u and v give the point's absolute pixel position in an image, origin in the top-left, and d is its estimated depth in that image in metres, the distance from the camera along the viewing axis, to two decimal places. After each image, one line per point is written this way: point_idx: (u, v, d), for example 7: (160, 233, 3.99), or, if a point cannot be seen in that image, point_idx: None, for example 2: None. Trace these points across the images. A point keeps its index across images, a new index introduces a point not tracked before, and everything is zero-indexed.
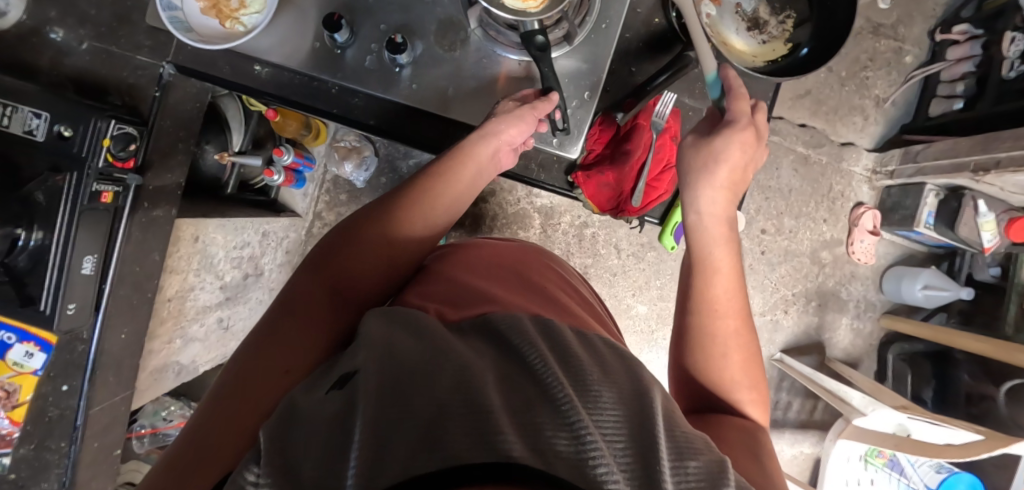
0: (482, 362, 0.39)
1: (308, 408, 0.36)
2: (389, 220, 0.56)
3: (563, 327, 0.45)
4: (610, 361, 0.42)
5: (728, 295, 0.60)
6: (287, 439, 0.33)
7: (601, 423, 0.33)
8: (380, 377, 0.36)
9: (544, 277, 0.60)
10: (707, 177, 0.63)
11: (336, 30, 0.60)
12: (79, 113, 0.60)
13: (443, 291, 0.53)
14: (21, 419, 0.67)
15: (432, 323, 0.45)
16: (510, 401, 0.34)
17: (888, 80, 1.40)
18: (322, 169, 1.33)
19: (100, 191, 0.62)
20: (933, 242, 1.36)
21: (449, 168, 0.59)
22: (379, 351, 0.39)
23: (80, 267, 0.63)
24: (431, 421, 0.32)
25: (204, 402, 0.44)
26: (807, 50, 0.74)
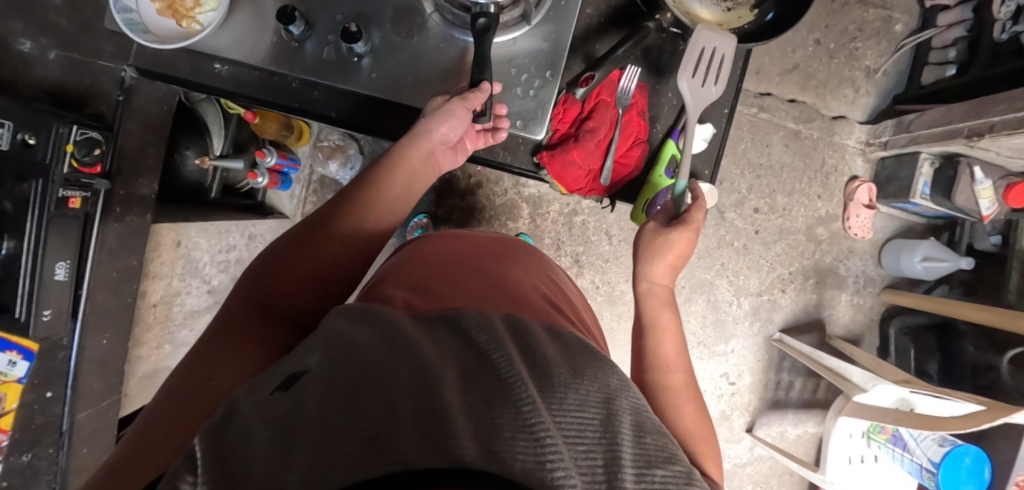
0: (445, 360, 0.33)
1: (246, 406, 0.28)
2: (321, 234, 0.55)
3: (536, 329, 0.42)
4: (582, 362, 0.38)
5: (675, 353, 0.63)
6: (225, 430, 0.26)
7: (564, 426, 0.29)
8: (334, 371, 0.30)
9: (514, 271, 0.56)
10: (658, 255, 0.69)
11: (290, 23, 0.59)
12: (40, 120, 0.60)
13: (404, 286, 0.49)
14: (8, 427, 0.67)
15: (401, 318, 0.39)
16: (473, 401, 0.29)
17: (878, 50, 1.36)
18: (308, 170, 1.32)
19: (68, 196, 0.62)
20: (931, 213, 1.33)
21: (379, 176, 0.59)
22: (331, 345, 0.33)
23: (53, 273, 0.63)
24: (381, 423, 0.26)
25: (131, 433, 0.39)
26: (772, 16, 0.72)
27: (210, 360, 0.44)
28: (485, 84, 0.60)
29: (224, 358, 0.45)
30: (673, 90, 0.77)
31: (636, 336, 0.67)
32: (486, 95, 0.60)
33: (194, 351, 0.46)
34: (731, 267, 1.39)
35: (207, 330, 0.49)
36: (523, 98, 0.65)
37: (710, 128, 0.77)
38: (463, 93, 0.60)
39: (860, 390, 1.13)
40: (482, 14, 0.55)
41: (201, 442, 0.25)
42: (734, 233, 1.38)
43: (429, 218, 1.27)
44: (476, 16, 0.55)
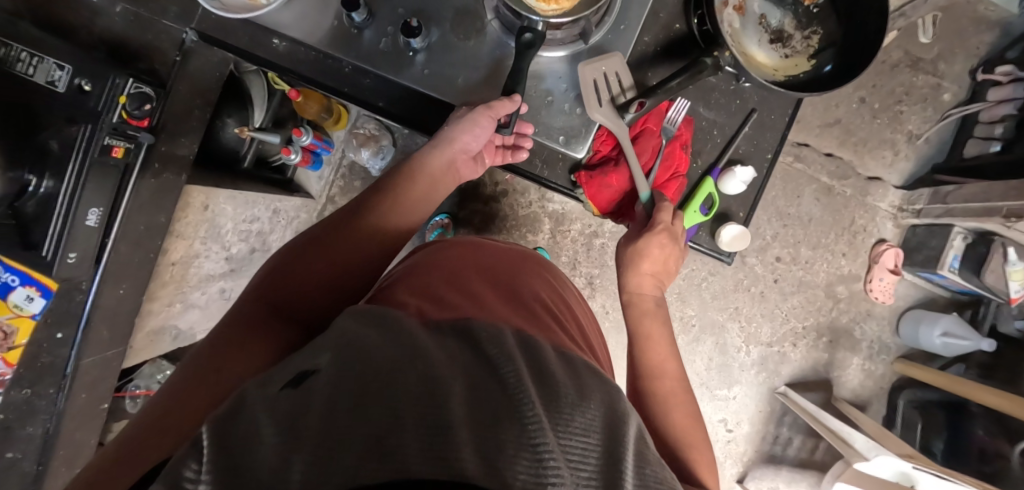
0: (453, 366, 0.32)
1: (252, 400, 0.27)
2: (339, 232, 0.55)
3: (546, 345, 0.40)
4: (590, 382, 0.37)
5: (663, 358, 0.63)
6: (230, 424, 0.25)
7: (567, 449, 0.28)
8: (342, 372, 0.29)
9: (528, 284, 0.55)
10: (636, 268, 0.68)
11: (354, 9, 0.60)
12: (100, 70, 0.62)
13: (416, 286, 0.48)
14: (15, 361, 0.68)
15: (411, 318, 0.38)
16: (477, 413, 0.28)
17: (922, 116, 1.35)
18: (339, 154, 1.36)
19: (112, 145, 0.63)
20: (957, 288, 1.30)
21: (405, 181, 0.60)
22: (339, 342, 0.33)
23: (85, 218, 0.64)
24: (381, 428, 0.25)
25: (137, 418, 0.39)
26: (831, 68, 0.68)
27: (219, 352, 0.44)
28: (514, 96, 0.59)
29: (231, 347, 0.44)
30: (717, 127, 0.74)
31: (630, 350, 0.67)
32: (514, 105, 0.59)
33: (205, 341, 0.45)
34: (745, 313, 1.37)
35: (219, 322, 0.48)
36: (567, 115, 0.65)
37: (753, 171, 0.73)
38: (490, 101, 0.59)
39: (862, 458, 1.10)
40: (529, 29, 0.56)
41: (208, 434, 0.25)
42: (752, 279, 1.36)
43: (450, 219, 1.27)
44: (523, 30, 0.57)
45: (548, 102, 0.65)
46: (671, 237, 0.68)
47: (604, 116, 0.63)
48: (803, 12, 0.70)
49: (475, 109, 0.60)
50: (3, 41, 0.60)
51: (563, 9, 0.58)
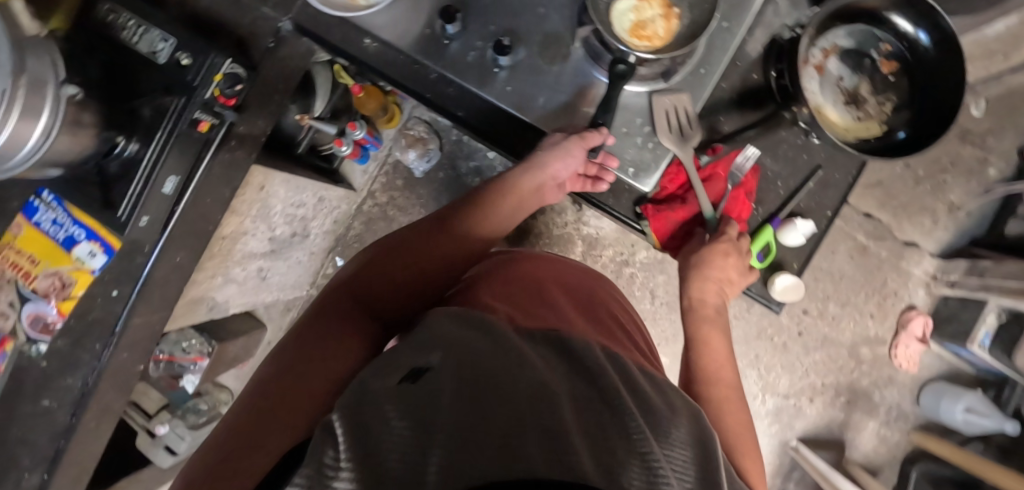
0: (554, 376, 0.34)
1: (376, 392, 0.30)
2: (423, 241, 0.62)
3: (630, 364, 0.41)
4: (678, 405, 0.37)
5: (720, 366, 0.64)
6: (361, 413, 0.27)
7: (673, 461, 0.29)
8: (457, 373, 0.31)
9: (601, 299, 0.57)
10: (700, 276, 0.68)
11: (449, 21, 0.63)
12: (202, 47, 0.64)
13: (496, 293, 0.50)
14: (67, 311, 0.73)
15: (505, 325, 0.40)
16: (586, 421, 0.29)
17: (966, 188, 1.34)
18: (386, 151, 1.39)
19: (199, 120, 0.65)
20: (985, 366, 1.28)
21: (490, 199, 0.67)
22: (448, 346, 0.35)
23: (163, 185, 0.67)
24: (504, 426, 0.26)
25: (260, 383, 0.45)
26: (903, 135, 0.68)
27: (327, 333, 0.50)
28: (602, 128, 0.62)
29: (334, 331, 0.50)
30: (783, 179, 0.71)
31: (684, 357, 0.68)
32: (602, 137, 0.62)
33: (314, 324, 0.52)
34: (764, 361, 1.36)
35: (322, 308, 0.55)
36: (641, 149, 0.66)
37: (812, 226, 0.71)
38: (582, 131, 0.62)
39: None
40: (621, 61, 0.59)
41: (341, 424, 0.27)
42: (776, 328, 1.36)
43: None
44: (615, 61, 0.59)
45: (624, 134, 0.66)
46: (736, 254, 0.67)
47: (672, 144, 0.64)
48: (880, 76, 0.70)
49: (566, 138, 0.63)
50: (117, 10, 0.64)
51: (654, 47, 0.61)
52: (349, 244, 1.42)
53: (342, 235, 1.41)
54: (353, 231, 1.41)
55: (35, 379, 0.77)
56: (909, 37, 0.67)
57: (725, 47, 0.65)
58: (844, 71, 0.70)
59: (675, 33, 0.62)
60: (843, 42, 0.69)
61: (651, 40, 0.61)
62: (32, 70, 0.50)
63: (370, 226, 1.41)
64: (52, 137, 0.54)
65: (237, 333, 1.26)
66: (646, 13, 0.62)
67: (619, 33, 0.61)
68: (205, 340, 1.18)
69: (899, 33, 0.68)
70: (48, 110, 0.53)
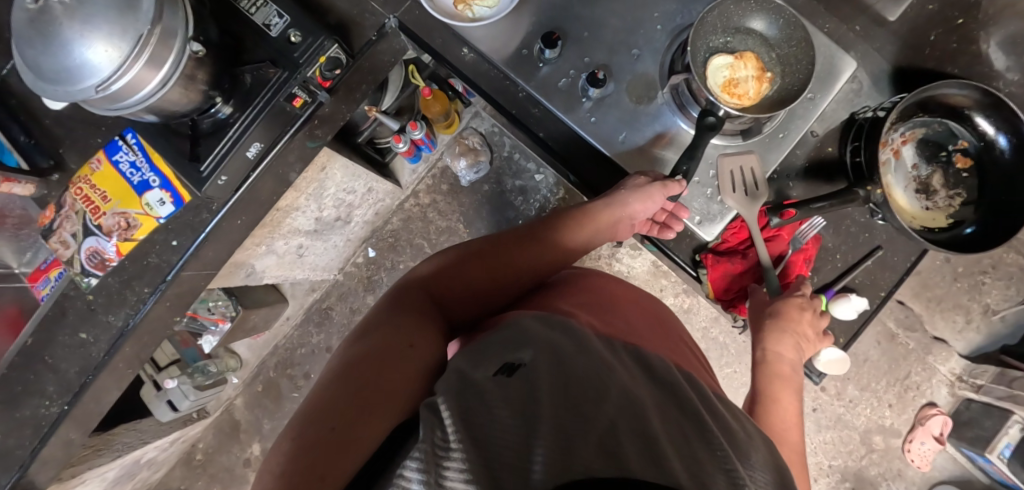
0: (638, 387, 0.35)
1: (475, 379, 0.32)
2: (503, 252, 0.69)
3: (702, 384, 0.43)
4: (750, 430, 0.38)
5: (787, 426, 0.62)
6: (465, 396, 0.29)
7: (757, 480, 0.30)
8: (550, 373, 0.33)
9: (670, 324, 0.60)
10: (780, 328, 0.67)
11: (549, 46, 0.67)
12: (314, 29, 0.68)
13: (571, 304, 0.53)
14: (125, 252, 0.75)
15: (585, 332, 0.42)
16: (675, 433, 0.30)
17: (1004, 293, 1.30)
18: (437, 155, 1.43)
19: (296, 95, 0.68)
20: (1000, 478, 1.25)
21: (568, 224, 0.73)
22: (537, 347, 0.37)
23: (247, 149, 0.69)
24: (603, 427, 0.28)
25: (352, 351, 0.49)
26: (970, 230, 0.69)
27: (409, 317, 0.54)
28: (681, 181, 0.63)
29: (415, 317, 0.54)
30: (842, 253, 0.72)
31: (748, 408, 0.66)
32: (681, 189, 0.63)
33: (395, 308, 0.56)
34: None
35: (398, 298, 0.59)
36: (707, 199, 0.69)
37: (864, 301, 0.70)
38: (665, 180, 0.64)
39: None
40: (713, 113, 0.61)
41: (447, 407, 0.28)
42: None
43: None
44: (705, 112, 0.62)
45: (695, 183, 0.69)
46: (811, 313, 0.68)
47: (735, 202, 0.65)
48: (954, 171, 0.71)
49: (650, 183, 0.66)
50: None
51: (742, 105, 0.64)
52: (384, 237, 1.44)
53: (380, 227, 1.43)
54: (390, 226, 1.44)
55: (79, 310, 0.79)
56: (988, 138, 0.68)
57: (806, 116, 0.68)
58: (920, 160, 0.71)
59: (765, 96, 0.65)
60: (922, 132, 0.71)
61: (742, 98, 0.64)
62: (167, 22, 0.54)
63: (407, 224, 1.43)
64: (167, 87, 0.57)
65: (261, 302, 1.28)
66: (740, 72, 0.65)
67: (712, 86, 0.64)
68: (231, 303, 1.20)
69: (978, 132, 0.69)
70: (170, 63, 0.56)
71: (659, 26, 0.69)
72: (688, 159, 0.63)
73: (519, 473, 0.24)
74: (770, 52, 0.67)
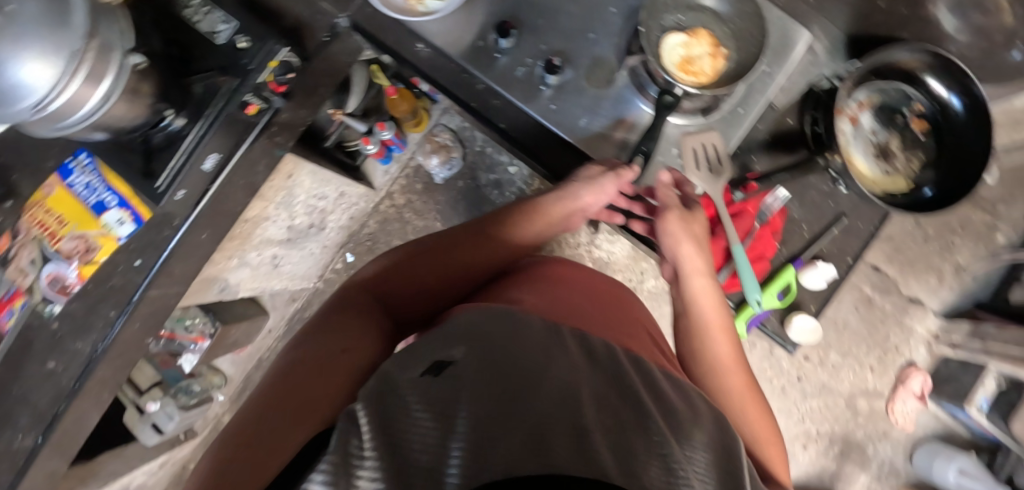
0: (578, 373, 0.35)
1: (399, 379, 0.31)
2: (451, 250, 0.68)
3: (650, 365, 0.43)
4: (696, 408, 0.39)
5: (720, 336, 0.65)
6: (384, 399, 0.29)
7: (693, 465, 0.31)
8: (480, 371, 0.32)
9: (628, 305, 0.61)
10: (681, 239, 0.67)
11: (503, 36, 0.67)
12: (263, 33, 0.66)
13: (522, 292, 0.53)
14: (87, 276, 0.73)
15: (529, 319, 0.42)
16: (608, 423, 0.31)
17: (973, 251, 1.34)
18: (409, 154, 1.41)
19: (248, 103, 0.67)
20: (980, 430, 1.29)
21: (519, 218, 0.72)
22: (471, 340, 0.37)
23: (202, 162, 0.68)
24: (529, 425, 0.28)
25: (287, 360, 0.47)
26: (930, 191, 0.71)
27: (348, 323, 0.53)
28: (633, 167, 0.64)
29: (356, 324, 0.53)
30: (808, 222, 0.72)
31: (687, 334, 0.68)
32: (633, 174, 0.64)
33: (335, 314, 0.55)
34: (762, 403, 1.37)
35: (337, 304, 0.57)
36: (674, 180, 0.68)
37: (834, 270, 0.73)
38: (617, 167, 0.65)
39: None
40: (670, 91, 0.62)
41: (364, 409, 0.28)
42: (776, 371, 1.37)
43: None
44: (662, 92, 0.63)
45: (660, 164, 0.69)
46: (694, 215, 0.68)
47: (701, 181, 0.66)
48: (910, 134, 0.73)
49: (602, 174, 0.65)
50: None
51: (700, 82, 0.65)
52: (362, 242, 1.43)
53: (357, 231, 1.42)
54: (367, 230, 1.43)
55: (45, 340, 0.76)
56: (941, 99, 0.69)
57: (764, 89, 0.68)
58: (876, 126, 0.73)
59: (721, 71, 0.66)
60: (877, 98, 0.72)
61: (698, 75, 0.64)
62: (104, 34, 0.52)
63: (385, 226, 1.42)
64: (109, 103, 0.55)
65: (240, 316, 1.26)
66: (695, 49, 0.65)
67: (669, 65, 0.65)
68: (209, 319, 1.18)
69: (931, 94, 0.70)
70: (111, 77, 0.53)
71: (612, 9, 0.69)
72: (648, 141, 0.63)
73: (434, 478, 0.24)
74: (724, 27, 0.67)
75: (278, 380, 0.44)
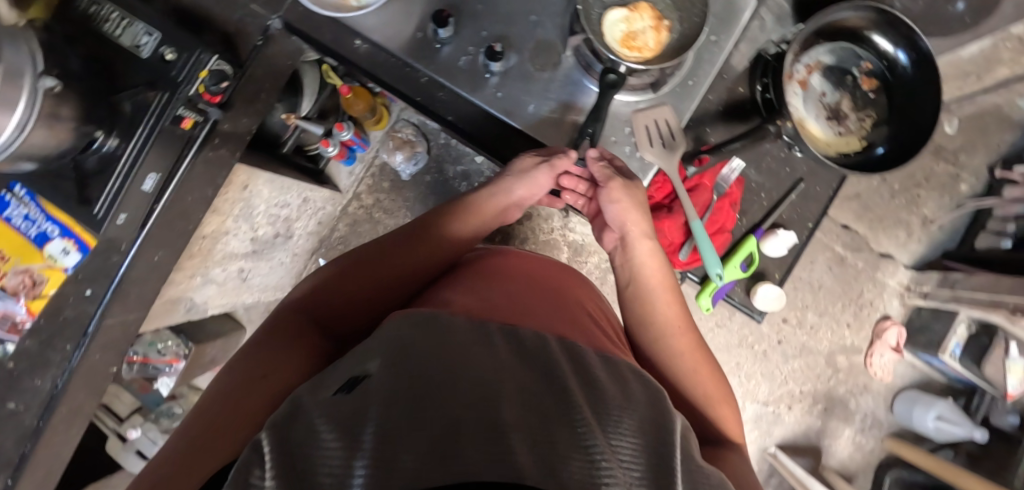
0: (500, 370, 0.36)
1: (310, 404, 0.33)
2: (380, 258, 0.65)
3: (586, 349, 0.44)
4: (632, 387, 0.40)
5: (666, 304, 0.63)
6: (291, 426, 0.30)
7: (617, 449, 0.31)
8: (392, 380, 0.33)
9: (571, 291, 0.60)
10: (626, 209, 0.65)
11: (442, 26, 0.64)
12: (187, 42, 0.63)
13: (457, 292, 0.53)
14: (37, 311, 0.69)
15: (456, 320, 0.42)
16: (526, 417, 0.31)
17: (938, 202, 1.37)
18: (372, 153, 1.38)
19: (184, 116, 0.64)
20: (955, 375, 1.32)
21: (453, 218, 0.70)
22: (389, 351, 0.37)
23: (142, 183, 0.65)
24: (438, 431, 0.29)
25: (206, 404, 0.45)
26: (881, 150, 0.71)
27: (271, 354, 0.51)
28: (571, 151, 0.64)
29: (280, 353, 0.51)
30: (766, 191, 0.75)
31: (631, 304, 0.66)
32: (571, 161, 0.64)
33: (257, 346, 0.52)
34: (746, 369, 1.39)
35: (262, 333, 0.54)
36: (627, 158, 0.68)
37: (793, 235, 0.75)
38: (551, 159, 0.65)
39: None
40: (611, 70, 0.61)
41: (268, 440, 0.30)
42: (757, 336, 1.38)
43: None
44: (605, 71, 0.62)
45: (612, 143, 0.68)
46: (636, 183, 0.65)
47: (655, 157, 0.65)
48: (861, 93, 0.73)
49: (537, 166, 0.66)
50: (99, 1, 0.63)
51: (644, 58, 0.64)
52: (333, 246, 1.40)
53: (326, 237, 1.37)
54: (337, 234, 1.38)
55: None
56: (889, 56, 0.69)
57: (714, 60, 0.66)
58: (826, 88, 0.73)
59: (666, 44, 0.64)
60: (826, 60, 0.72)
61: (642, 51, 0.63)
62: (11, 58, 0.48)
63: (354, 229, 1.37)
64: (27, 131, 0.52)
65: (215, 334, 1.23)
66: (637, 24, 0.64)
67: (610, 43, 0.63)
68: (182, 341, 1.14)
69: (880, 51, 0.70)
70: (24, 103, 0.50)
71: None
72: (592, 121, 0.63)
73: None
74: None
75: (207, 406, 0.46)
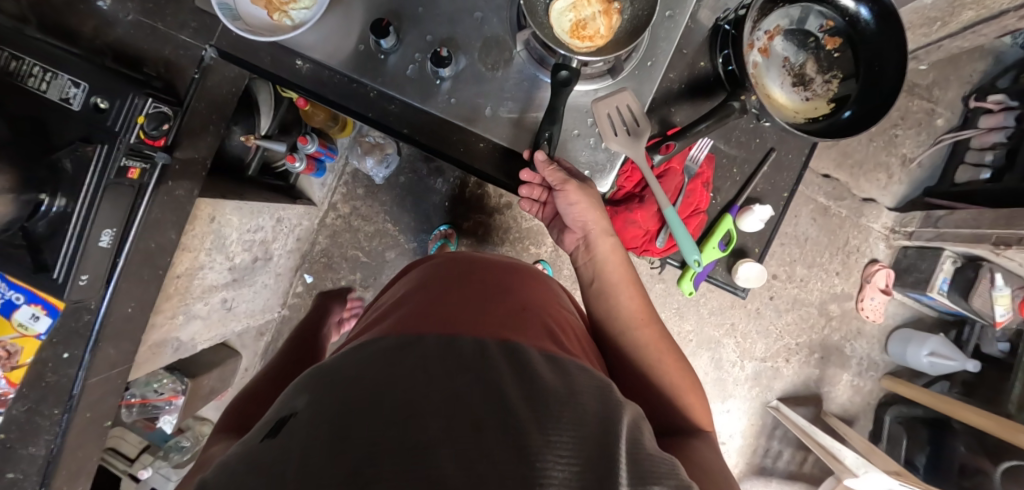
0: (430, 387, 0.40)
1: (241, 456, 0.37)
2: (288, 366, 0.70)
3: (530, 351, 0.47)
4: (574, 380, 0.44)
5: (630, 298, 0.66)
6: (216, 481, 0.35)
7: (554, 446, 0.37)
8: (317, 418, 0.38)
9: (518, 285, 0.62)
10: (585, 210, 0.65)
11: (383, 36, 0.62)
12: (119, 88, 0.61)
13: (395, 308, 0.56)
14: (17, 381, 0.66)
15: (386, 341, 0.46)
16: (453, 429, 0.36)
17: (916, 140, 1.36)
18: (343, 161, 1.35)
19: (129, 166, 0.62)
20: (944, 309, 1.34)
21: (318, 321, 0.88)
22: (315, 387, 0.42)
23: (98, 239, 0.63)
24: (360, 461, 0.34)
25: None
26: (849, 113, 0.71)
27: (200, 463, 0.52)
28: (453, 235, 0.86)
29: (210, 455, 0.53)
30: (737, 165, 0.77)
31: (593, 306, 0.68)
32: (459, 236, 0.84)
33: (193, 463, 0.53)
34: (740, 329, 1.41)
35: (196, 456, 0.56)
36: (592, 150, 0.67)
37: (770, 209, 0.77)
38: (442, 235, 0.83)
39: (852, 475, 1.15)
40: (564, 67, 0.58)
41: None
42: (749, 296, 1.39)
43: (452, 229, 1.34)
44: (558, 67, 0.59)
45: (576, 136, 0.66)
46: (586, 186, 0.65)
47: (620, 146, 0.63)
48: (825, 54, 0.72)
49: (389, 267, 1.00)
50: (19, 56, 0.60)
51: (597, 46, 0.61)
52: (317, 259, 1.39)
53: (309, 251, 1.37)
54: (319, 246, 1.38)
55: None
56: (850, 12, 0.69)
57: (669, 38, 0.65)
58: (789, 52, 0.72)
59: (618, 28, 0.62)
60: (786, 23, 0.71)
61: (595, 40, 0.60)
62: None
63: (336, 239, 1.38)
64: None
65: (211, 363, 1.23)
66: (585, 11, 0.61)
67: (559, 36, 0.61)
68: (177, 377, 1.12)
69: (841, 9, 0.69)
70: None
71: None
72: (552, 122, 0.61)
73: None
74: None
75: None
